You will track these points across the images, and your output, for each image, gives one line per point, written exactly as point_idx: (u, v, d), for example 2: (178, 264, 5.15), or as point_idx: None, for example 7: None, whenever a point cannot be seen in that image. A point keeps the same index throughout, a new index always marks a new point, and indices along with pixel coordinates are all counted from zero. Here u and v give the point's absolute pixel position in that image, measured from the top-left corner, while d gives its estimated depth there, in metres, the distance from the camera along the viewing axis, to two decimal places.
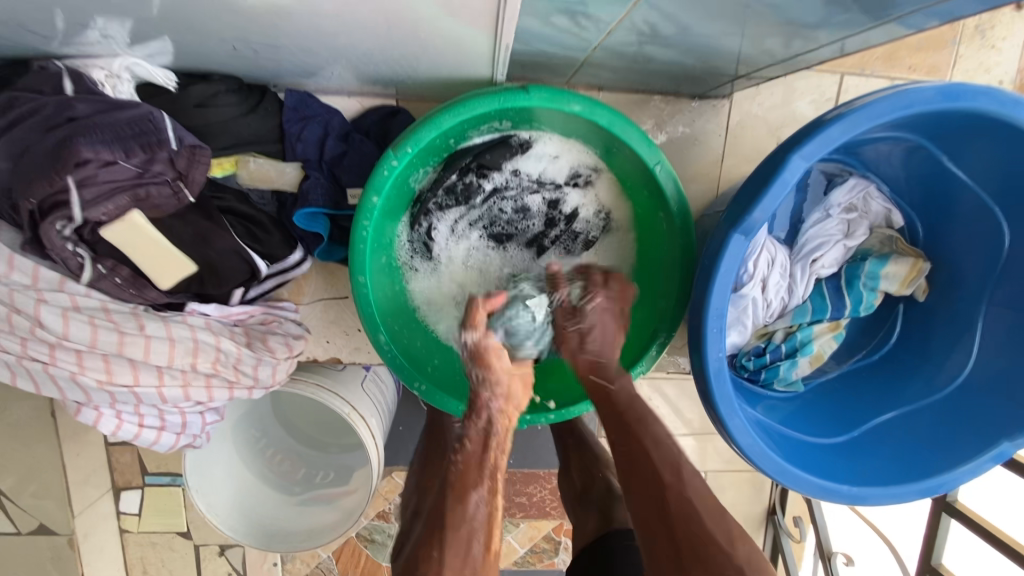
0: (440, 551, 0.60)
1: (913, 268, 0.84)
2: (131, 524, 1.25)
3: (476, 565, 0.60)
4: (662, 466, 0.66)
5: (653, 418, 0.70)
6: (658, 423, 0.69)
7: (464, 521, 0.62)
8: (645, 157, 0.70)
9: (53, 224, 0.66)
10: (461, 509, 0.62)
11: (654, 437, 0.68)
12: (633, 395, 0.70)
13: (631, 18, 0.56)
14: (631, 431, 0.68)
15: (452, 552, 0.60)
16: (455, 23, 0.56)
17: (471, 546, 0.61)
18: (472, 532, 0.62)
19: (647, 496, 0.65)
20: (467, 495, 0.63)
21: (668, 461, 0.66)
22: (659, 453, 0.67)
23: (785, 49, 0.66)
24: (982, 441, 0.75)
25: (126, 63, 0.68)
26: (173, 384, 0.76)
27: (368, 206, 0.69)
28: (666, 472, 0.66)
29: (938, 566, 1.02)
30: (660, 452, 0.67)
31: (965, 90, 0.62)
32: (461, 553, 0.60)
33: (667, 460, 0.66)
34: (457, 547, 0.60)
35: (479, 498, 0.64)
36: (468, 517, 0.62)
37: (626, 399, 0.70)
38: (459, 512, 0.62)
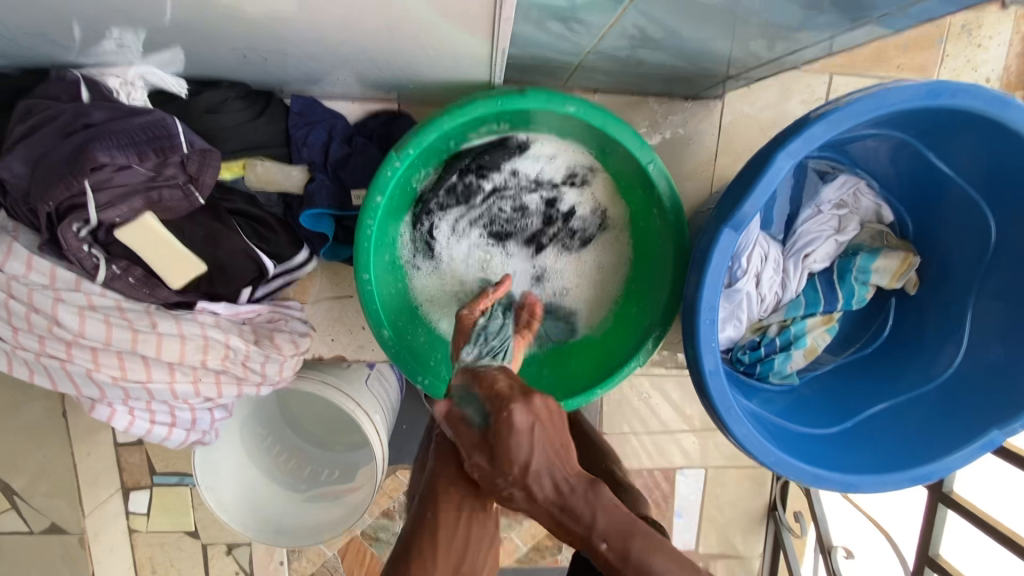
0: (433, 533, 0.58)
1: (904, 262, 0.85)
2: (139, 524, 1.28)
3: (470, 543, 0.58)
4: (656, 540, 0.74)
5: (633, 495, 0.79)
6: (640, 500, 0.78)
7: (454, 497, 0.59)
8: (638, 155, 0.73)
9: (70, 226, 0.69)
10: (449, 492, 0.59)
11: (635, 504, 0.79)
12: (609, 465, 0.76)
13: (621, 22, 0.58)
14: (621, 513, 0.77)
15: (444, 529, 0.58)
16: (453, 30, 0.59)
17: (460, 521, 0.58)
18: (468, 506, 0.58)
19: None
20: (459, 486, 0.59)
21: (663, 540, 0.74)
22: (653, 530, 0.75)
23: (771, 50, 0.69)
24: (971, 430, 0.76)
25: (140, 72, 0.72)
26: (184, 380, 0.79)
27: (372, 205, 0.72)
28: (655, 536, 0.75)
29: (936, 557, 1.02)
30: (651, 526, 0.75)
31: (946, 87, 0.64)
32: (449, 529, 0.58)
33: (663, 540, 0.74)
34: (444, 540, 0.57)
35: (472, 468, 0.57)
36: (455, 503, 0.59)
37: (608, 478, 0.76)
38: (444, 508, 0.59)
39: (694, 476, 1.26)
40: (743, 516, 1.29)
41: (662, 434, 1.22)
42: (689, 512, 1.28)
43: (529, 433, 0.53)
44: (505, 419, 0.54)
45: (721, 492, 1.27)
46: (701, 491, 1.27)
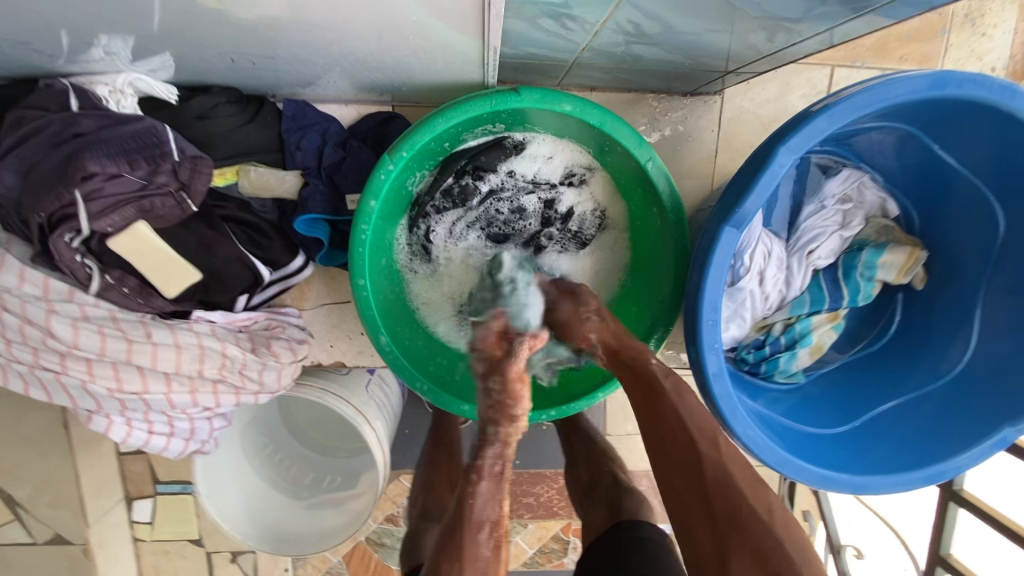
0: (457, 564, 0.60)
1: (910, 256, 0.84)
2: (144, 533, 1.27)
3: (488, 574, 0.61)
4: (694, 431, 0.66)
5: (687, 391, 0.70)
6: (694, 395, 0.69)
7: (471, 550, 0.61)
8: (637, 154, 0.72)
9: (62, 236, 0.68)
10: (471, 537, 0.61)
11: (683, 398, 0.68)
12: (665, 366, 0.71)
13: (615, 18, 0.57)
14: (664, 410, 0.68)
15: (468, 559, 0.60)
16: (445, 28, 0.58)
17: (483, 563, 0.61)
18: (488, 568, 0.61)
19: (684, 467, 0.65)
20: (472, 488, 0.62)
21: (704, 430, 0.67)
22: (694, 421, 0.67)
23: (769, 44, 0.68)
24: (983, 427, 0.75)
25: (129, 79, 0.70)
26: (181, 390, 0.78)
27: (366, 210, 0.71)
28: (696, 429, 0.67)
29: (947, 556, 1.02)
30: (693, 423, 0.67)
31: (950, 78, 0.62)
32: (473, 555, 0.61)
33: (703, 434, 0.67)
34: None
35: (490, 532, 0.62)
36: (476, 552, 0.60)
37: (660, 380, 0.69)
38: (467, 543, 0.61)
39: None
40: None
41: None
42: None
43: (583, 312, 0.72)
44: (580, 301, 0.73)
45: None
46: None
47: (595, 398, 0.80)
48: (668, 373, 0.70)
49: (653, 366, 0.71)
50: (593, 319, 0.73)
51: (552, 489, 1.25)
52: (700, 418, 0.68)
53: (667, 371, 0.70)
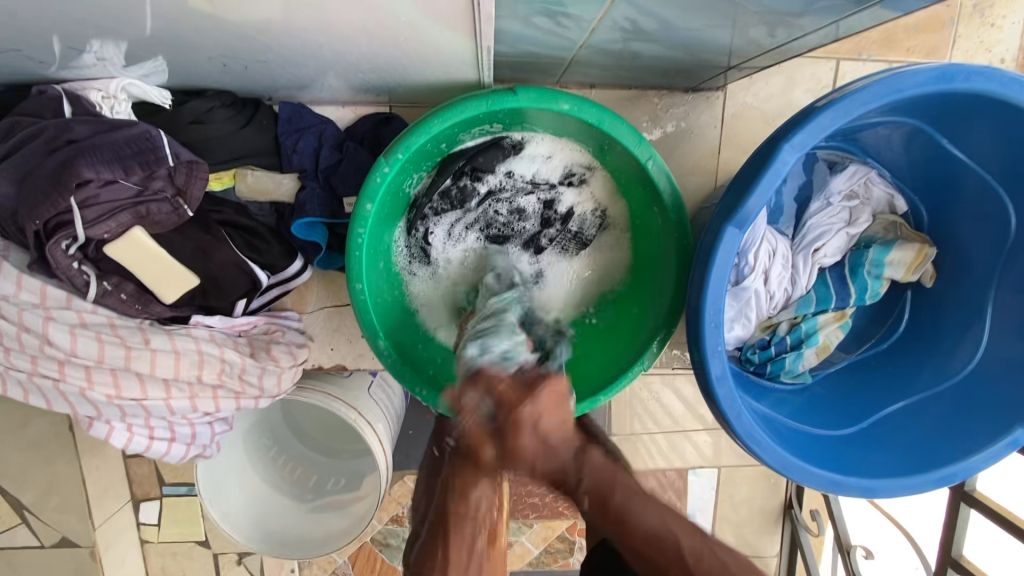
0: (445, 551, 0.54)
1: (919, 253, 0.82)
2: (151, 534, 1.28)
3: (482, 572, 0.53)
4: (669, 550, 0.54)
5: (639, 497, 0.57)
6: (646, 509, 0.55)
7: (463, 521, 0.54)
8: (636, 152, 0.70)
9: (58, 244, 0.68)
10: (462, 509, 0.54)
11: (640, 511, 0.55)
12: (603, 474, 0.56)
13: (611, 15, 0.56)
14: (620, 530, 0.55)
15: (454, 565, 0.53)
16: (437, 29, 0.57)
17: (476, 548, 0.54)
18: (477, 529, 0.54)
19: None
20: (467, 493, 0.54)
21: (666, 546, 0.54)
22: (658, 521, 0.55)
23: (771, 39, 0.66)
24: (995, 428, 0.73)
25: (122, 85, 0.70)
26: (181, 396, 0.78)
27: (362, 213, 0.70)
28: (656, 543, 0.55)
29: (959, 558, 0.99)
30: (653, 541, 0.55)
31: (958, 71, 0.60)
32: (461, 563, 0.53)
33: (667, 551, 0.54)
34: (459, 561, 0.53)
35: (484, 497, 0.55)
36: (470, 518, 0.54)
37: (604, 495, 0.55)
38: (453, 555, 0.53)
39: (707, 476, 1.23)
40: (759, 515, 1.26)
41: (673, 435, 1.19)
42: (703, 512, 1.25)
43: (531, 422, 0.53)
44: (530, 398, 0.54)
45: (736, 492, 1.24)
46: (715, 491, 1.24)
47: (597, 401, 0.77)
48: (612, 482, 0.56)
49: (587, 479, 0.55)
50: (546, 417, 0.54)
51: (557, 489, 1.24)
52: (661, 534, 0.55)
53: (608, 480, 0.56)
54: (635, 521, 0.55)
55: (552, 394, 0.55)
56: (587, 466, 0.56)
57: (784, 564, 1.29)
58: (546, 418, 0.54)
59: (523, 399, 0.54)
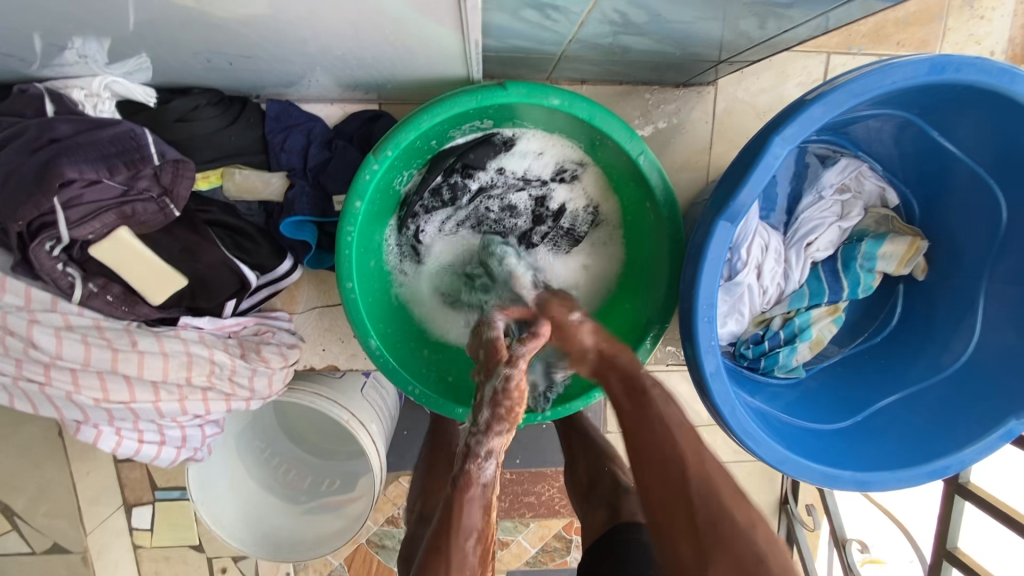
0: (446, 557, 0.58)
1: (910, 247, 0.82)
2: (144, 539, 1.26)
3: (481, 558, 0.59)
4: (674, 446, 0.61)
5: (667, 401, 0.64)
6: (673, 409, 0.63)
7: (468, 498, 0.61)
8: (627, 148, 0.70)
9: (42, 245, 0.66)
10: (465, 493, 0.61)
11: (670, 406, 0.64)
12: (634, 374, 0.67)
13: (600, 7, 0.55)
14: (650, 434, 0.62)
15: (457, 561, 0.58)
16: (424, 22, 0.56)
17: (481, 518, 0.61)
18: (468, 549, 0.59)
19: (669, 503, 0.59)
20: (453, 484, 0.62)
21: (676, 453, 0.60)
22: (672, 435, 0.62)
23: (762, 31, 0.66)
24: (988, 420, 0.73)
25: (105, 83, 0.69)
26: (170, 399, 0.77)
27: (351, 211, 0.69)
28: (664, 465, 0.60)
29: (954, 550, 1.00)
30: (666, 443, 0.61)
31: (948, 62, 0.60)
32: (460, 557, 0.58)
33: (678, 442, 0.61)
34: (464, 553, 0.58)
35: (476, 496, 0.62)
36: (471, 532, 0.59)
37: (637, 399, 0.64)
38: (458, 546, 0.58)
39: None
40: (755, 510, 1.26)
41: None
42: None
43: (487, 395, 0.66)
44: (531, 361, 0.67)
45: None
46: None
47: (593, 397, 0.78)
48: (646, 390, 0.65)
49: (622, 385, 0.67)
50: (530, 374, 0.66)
51: (553, 488, 1.23)
52: (672, 441, 0.61)
53: (642, 390, 0.65)
54: (652, 434, 0.62)
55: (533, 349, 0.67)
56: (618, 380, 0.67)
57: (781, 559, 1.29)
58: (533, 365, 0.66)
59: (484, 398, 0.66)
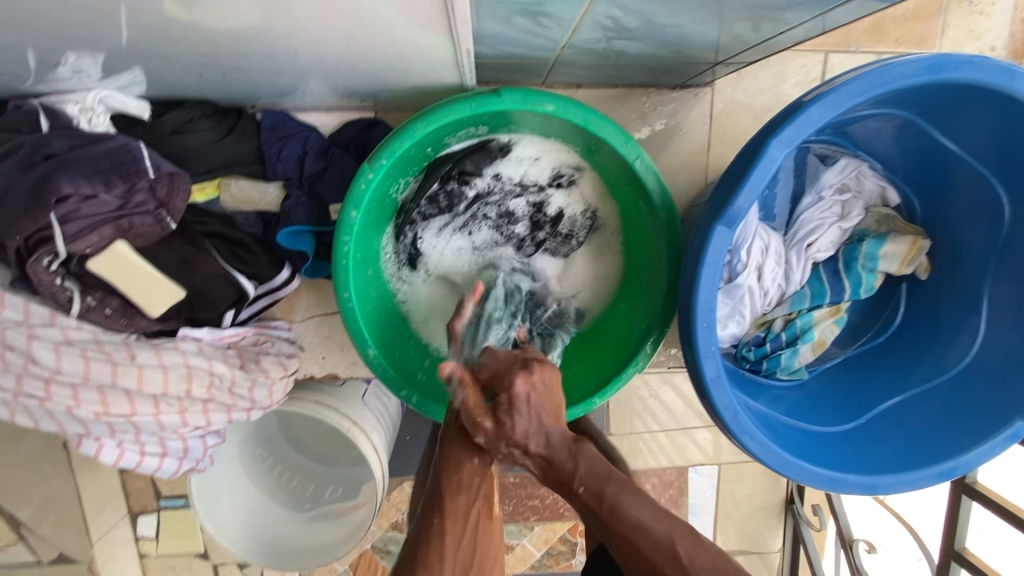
0: (440, 522, 0.60)
1: (912, 246, 0.81)
2: (150, 548, 1.23)
3: (477, 532, 0.61)
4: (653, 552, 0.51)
5: (631, 492, 0.54)
6: (642, 504, 0.53)
7: (464, 487, 0.62)
8: (623, 152, 0.69)
9: (39, 260, 0.66)
10: (455, 481, 0.62)
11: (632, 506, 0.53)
12: (598, 467, 0.56)
13: (592, 13, 0.55)
14: (602, 520, 0.54)
15: (452, 523, 0.61)
16: (414, 29, 0.56)
17: (470, 514, 0.62)
18: (471, 500, 0.62)
19: None
20: (459, 465, 0.63)
21: (656, 547, 0.51)
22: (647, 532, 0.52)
23: (756, 34, 0.65)
24: (993, 422, 0.72)
25: (99, 96, 0.69)
26: (170, 411, 0.77)
27: (347, 221, 0.69)
28: (647, 542, 0.52)
29: (962, 550, 0.98)
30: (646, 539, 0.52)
31: (946, 61, 0.59)
32: (459, 529, 0.61)
33: (660, 548, 0.51)
34: (459, 520, 0.61)
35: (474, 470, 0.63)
36: (465, 485, 0.62)
37: (598, 488, 0.54)
38: (454, 499, 0.62)
39: (708, 474, 1.22)
40: (761, 510, 1.25)
41: (673, 432, 1.19)
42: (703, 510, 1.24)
43: (526, 403, 0.57)
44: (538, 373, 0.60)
45: (737, 488, 1.23)
46: (716, 487, 1.23)
47: (592, 403, 0.76)
48: (606, 475, 0.55)
49: (583, 467, 0.55)
50: (520, 424, 0.57)
51: (557, 491, 1.22)
52: (649, 527, 0.52)
53: (602, 473, 0.55)
54: (626, 513, 0.53)
55: (544, 379, 0.59)
56: (584, 456, 0.56)
57: (788, 560, 1.28)
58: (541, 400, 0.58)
59: (497, 424, 0.58)
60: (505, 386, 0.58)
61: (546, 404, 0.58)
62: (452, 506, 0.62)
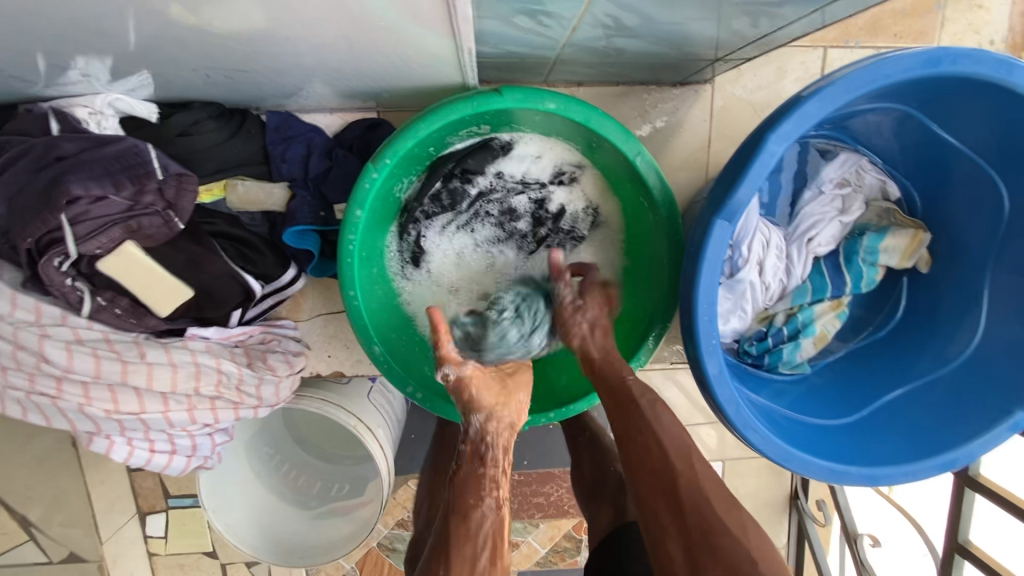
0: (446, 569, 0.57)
1: (913, 239, 0.82)
2: (158, 547, 1.24)
3: None
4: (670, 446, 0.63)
5: (659, 407, 0.66)
6: (671, 415, 0.65)
7: (468, 540, 0.59)
8: (624, 149, 0.70)
9: (50, 261, 0.68)
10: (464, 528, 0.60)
11: (660, 414, 0.65)
12: (640, 380, 0.68)
13: (592, 12, 0.56)
14: (636, 422, 0.64)
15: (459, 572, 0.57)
16: (417, 29, 0.56)
17: (478, 564, 0.58)
18: (476, 552, 0.59)
19: (656, 478, 0.61)
20: (468, 511, 0.61)
21: (677, 449, 0.63)
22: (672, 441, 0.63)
23: (753, 30, 0.66)
24: (994, 413, 0.72)
25: (108, 100, 0.72)
26: (179, 408, 0.78)
27: (352, 219, 0.70)
28: (667, 450, 0.62)
29: (967, 543, 0.98)
30: (668, 440, 0.63)
31: (943, 55, 0.60)
32: None
33: (678, 449, 0.63)
34: (465, 564, 0.58)
35: (485, 513, 0.61)
36: (472, 534, 0.60)
37: (633, 394, 0.66)
38: (461, 550, 0.58)
39: (712, 469, 1.22)
40: (765, 506, 1.25)
41: None
42: None
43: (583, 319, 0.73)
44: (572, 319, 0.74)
45: (740, 483, 1.23)
46: None
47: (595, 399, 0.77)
48: (645, 388, 0.68)
49: (626, 378, 0.69)
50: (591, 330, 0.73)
51: (562, 488, 1.23)
52: (672, 438, 0.63)
53: (642, 386, 0.68)
54: (656, 422, 0.64)
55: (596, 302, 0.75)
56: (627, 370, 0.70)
57: (792, 555, 1.28)
58: (597, 320, 0.73)
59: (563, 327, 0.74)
60: (563, 304, 0.75)
61: (601, 317, 0.74)
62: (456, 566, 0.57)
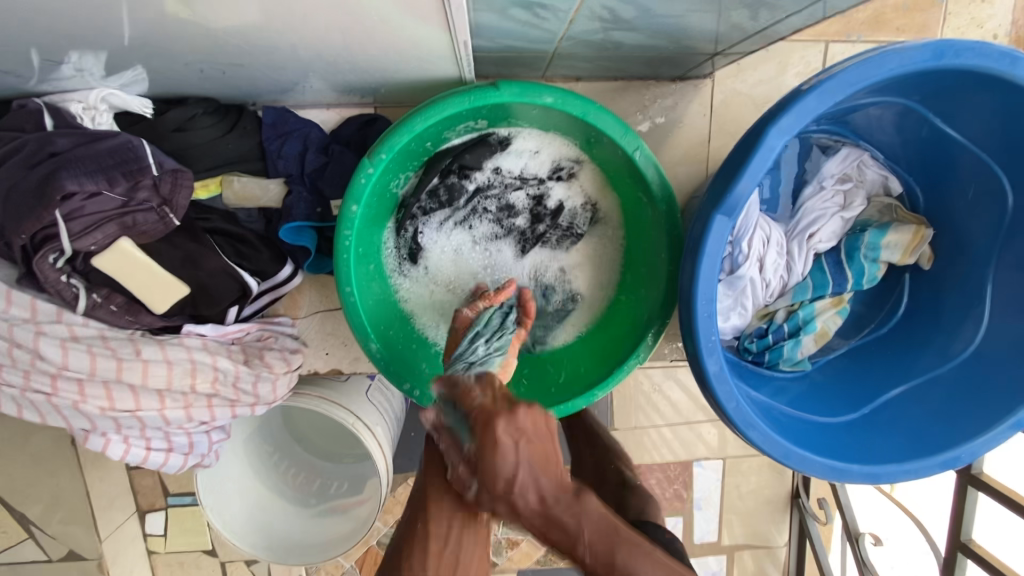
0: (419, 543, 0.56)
1: (916, 235, 0.81)
2: (158, 545, 1.25)
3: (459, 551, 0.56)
4: None
5: (638, 552, 0.52)
6: (647, 563, 0.52)
7: (443, 505, 0.57)
8: (623, 143, 0.69)
9: (45, 257, 0.68)
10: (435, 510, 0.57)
11: (637, 562, 0.52)
12: (603, 525, 0.51)
13: (588, 4, 0.55)
14: None
15: (435, 540, 0.56)
16: (412, 22, 0.56)
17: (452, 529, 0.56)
18: (448, 524, 0.56)
19: None
20: (441, 480, 0.58)
21: None
22: None
23: (753, 22, 0.65)
24: (997, 410, 0.72)
25: (102, 95, 0.71)
26: (175, 406, 0.77)
27: (348, 215, 0.70)
28: None
29: (970, 542, 0.98)
30: None
31: (946, 47, 0.59)
32: (439, 542, 0.56)
33: None
34: (435, 541, 0.56)
35: (450, 520, 0.57)
36: (446, 514, 0.57)
37: (603, 550, 0.51)
38: (433, 532, 0.57)
39: (712, 468, 1.21)
40: (765, 505, 1.25)
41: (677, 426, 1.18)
42: (708, 505, 1.24)
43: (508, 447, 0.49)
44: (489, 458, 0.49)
45: (741, 481, 1.22)
46: (721, 481, 1.22)
47: (594, 395, 0.76)
48: (613, 531, 0.52)
49: (585, 526, 0.51)
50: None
51: None
52: None
53: (607, 530, 0.51)
54: (631, 573, 0.52)
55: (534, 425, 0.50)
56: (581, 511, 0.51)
57: (793, 554, 1.27)
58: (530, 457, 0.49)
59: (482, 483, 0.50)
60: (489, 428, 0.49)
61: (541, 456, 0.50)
62: (427, 550, 0.56)
